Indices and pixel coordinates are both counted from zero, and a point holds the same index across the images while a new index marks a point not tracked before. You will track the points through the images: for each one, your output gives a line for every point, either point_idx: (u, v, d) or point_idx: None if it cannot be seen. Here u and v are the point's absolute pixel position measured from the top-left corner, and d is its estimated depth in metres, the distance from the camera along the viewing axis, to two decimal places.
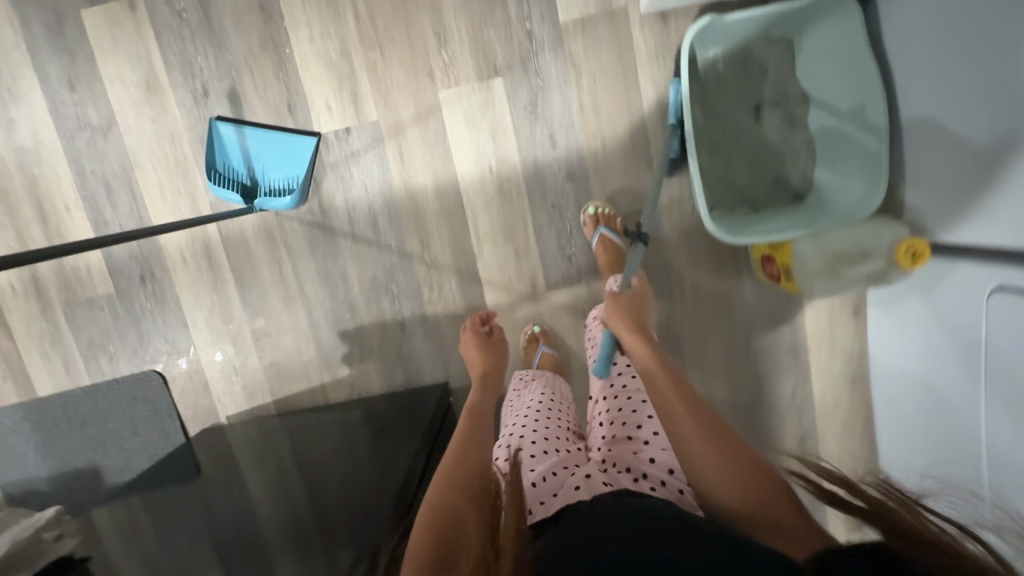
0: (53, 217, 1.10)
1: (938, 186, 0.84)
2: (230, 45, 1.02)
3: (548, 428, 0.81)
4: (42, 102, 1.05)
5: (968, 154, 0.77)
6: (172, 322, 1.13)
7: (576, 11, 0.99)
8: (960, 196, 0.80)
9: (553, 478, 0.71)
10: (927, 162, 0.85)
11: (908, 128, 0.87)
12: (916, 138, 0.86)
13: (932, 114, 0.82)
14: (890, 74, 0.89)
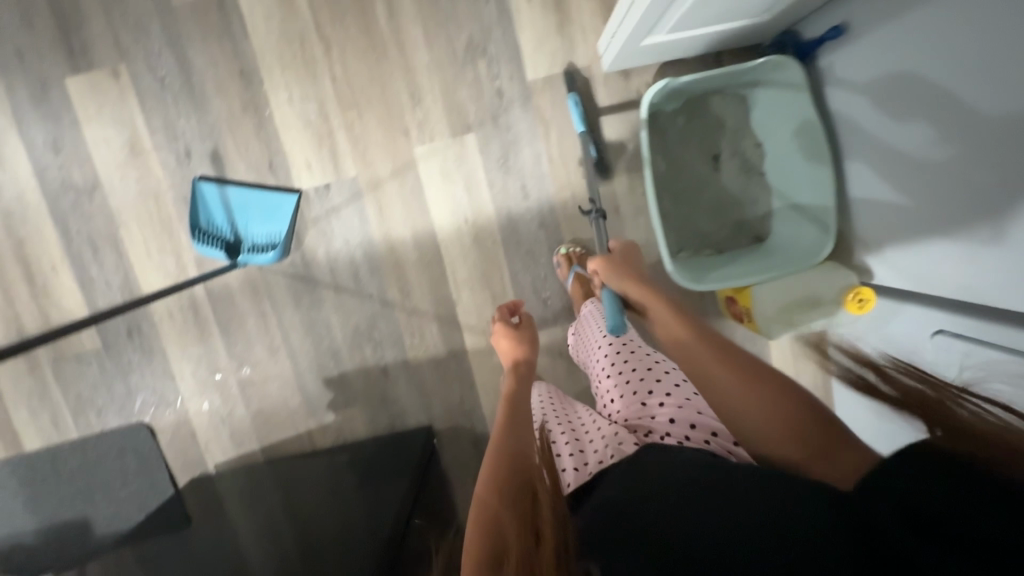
0: (40, 276, 1.12)
1: (939, 206, 0.78)
2: (212, 109, 1.06)
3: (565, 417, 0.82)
4: (28, 167, 1.08)
5: (972, 169, 0.72)
6: (159, 374, 1.16)
7: (542, 70, 1.05)
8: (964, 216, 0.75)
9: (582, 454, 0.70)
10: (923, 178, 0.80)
11: (893, 137, 0.83)
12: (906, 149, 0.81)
13: (921, 128, 0.77)
14: (840, 119, 0.94)
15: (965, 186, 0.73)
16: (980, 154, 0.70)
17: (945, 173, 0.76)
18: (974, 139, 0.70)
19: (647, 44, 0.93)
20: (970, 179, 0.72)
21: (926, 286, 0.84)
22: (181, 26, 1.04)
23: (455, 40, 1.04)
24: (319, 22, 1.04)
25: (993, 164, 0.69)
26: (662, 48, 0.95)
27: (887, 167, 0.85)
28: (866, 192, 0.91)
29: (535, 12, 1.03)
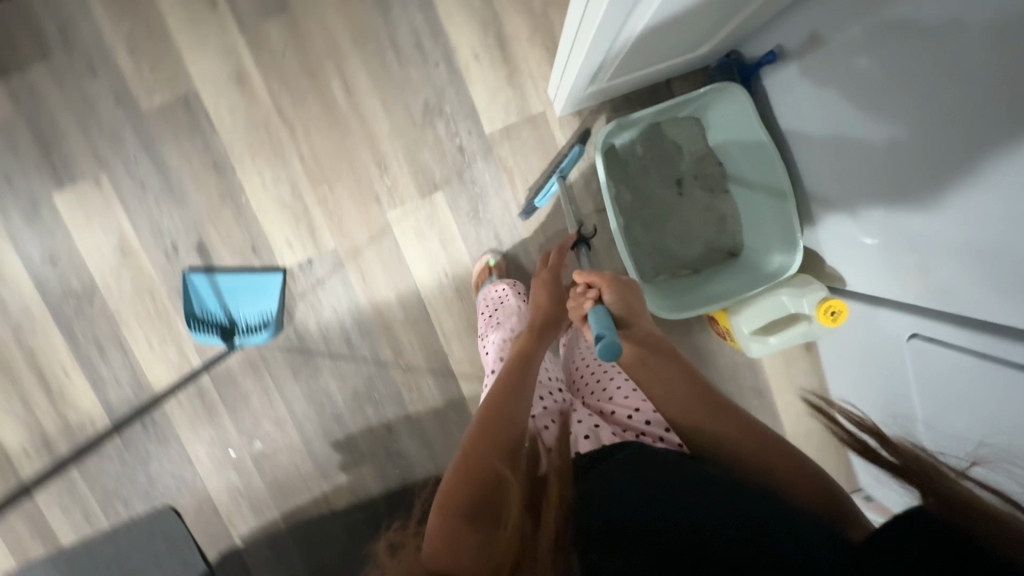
0: (54, 380, 1.18)
1: (921, 175, 0.73)
2: (192, 203, 1.11)
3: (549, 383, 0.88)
4: (30, 281, 1.14)
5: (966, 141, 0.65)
6: (177, 458, 1.21)
7: (498, 122, 1.08)
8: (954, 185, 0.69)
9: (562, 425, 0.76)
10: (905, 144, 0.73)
11: (878, 100, 0.75)
12: (891, 112, 0.74)
13: (911, 93, 0.70)
14: (791, 117, 0.95)
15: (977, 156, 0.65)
16: (985, 118, 0.62)
17: (952, 146, 0.67)
18: (977, 101, 0.63)
19: (595, 86, 0.96)
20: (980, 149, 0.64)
21: (920, 298, 0.80)
22: (152, 128, 1.09)
23: (411, 105, 1.07)
24: (281, 107, 1.08)
25: (996, 134, 0.62)
26: (610, 86, 0.98)
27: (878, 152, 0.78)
28: (853, 185, 0.85)
29: (485, 69, 1.06)
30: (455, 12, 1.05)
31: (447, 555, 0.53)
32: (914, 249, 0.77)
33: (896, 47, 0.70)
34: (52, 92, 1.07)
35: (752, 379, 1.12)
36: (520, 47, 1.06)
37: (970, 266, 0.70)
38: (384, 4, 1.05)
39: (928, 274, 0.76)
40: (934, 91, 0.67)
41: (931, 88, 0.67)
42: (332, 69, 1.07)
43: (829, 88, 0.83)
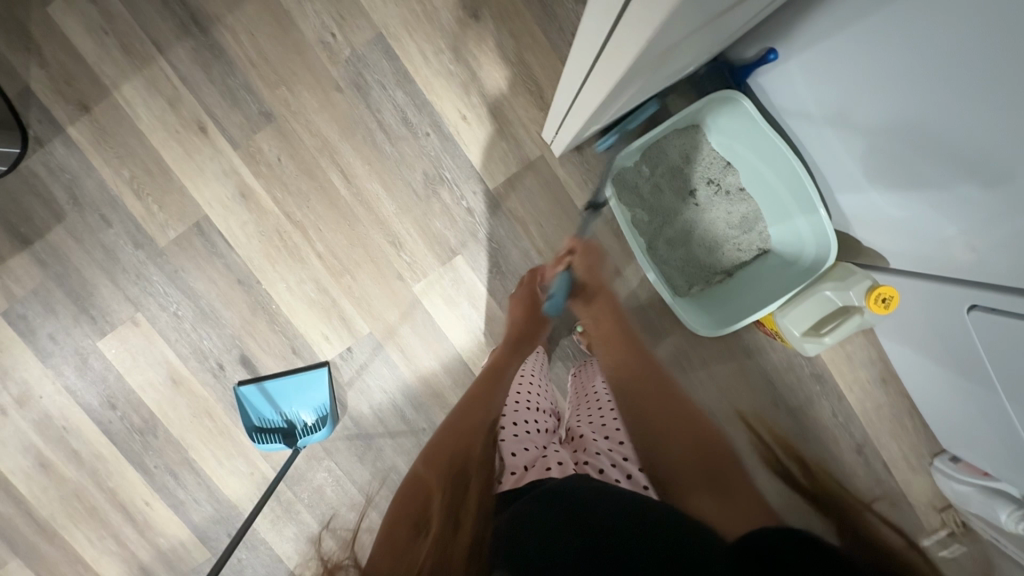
0: (139, 514, 1.22)
1: (909, 104, 0.73)
2: (226, 320, 1.14)
3: (531, 401, 0.78)
4: (95, 427, 1.19)
5: (955, 78, 0.65)
6: (268, 561, 1.24)
7: (500, 174, 1.08)
8: (942, 116, 0.70)
9: (528, 451, 0.66)
10: (893, 74, 0.73)
11: (868, 31, 0.73)
12: (882, 43, 0.72)
13: (902, 25, 0.68)
14: (774, 67, 0.93)
15: (953, 105, 0.68)
16: (936, 73, 0.67)
17: (918, 99, 0.71)
18: (955, 38, 0.63)
19: (597, 123, 0.95)
20: (945, 100, 0.68)
21: (912, 208, 0.82)
22: (174, 261, 1.12)
23: (411, 180, 1.08)
24: (288, 211, 1.10)
25: (989, 73, 0.62)
26: (611, 116, 0.96)
27: (875, 134, 0.81)
28: (837, 108, 0.85)
29: (474, 127, 1.07)
30: (433, 82, 1.06)
31: (387, 559, 0.50)
32: (951, 221, 0.77)
33: None
34: (75, 249, 1.12)
35: (808, 366, 1.10)
36: (503, 98, 1.06)
37: (1002, 211, 0.70)
38: (364, 90, 1.06)
39: (925, 181, 0.78)
40: (887, 67, 0.73)
41: (884, 63, 0.73)
42: (328, 164, 1.08)
43: (811, 92, 0.88)
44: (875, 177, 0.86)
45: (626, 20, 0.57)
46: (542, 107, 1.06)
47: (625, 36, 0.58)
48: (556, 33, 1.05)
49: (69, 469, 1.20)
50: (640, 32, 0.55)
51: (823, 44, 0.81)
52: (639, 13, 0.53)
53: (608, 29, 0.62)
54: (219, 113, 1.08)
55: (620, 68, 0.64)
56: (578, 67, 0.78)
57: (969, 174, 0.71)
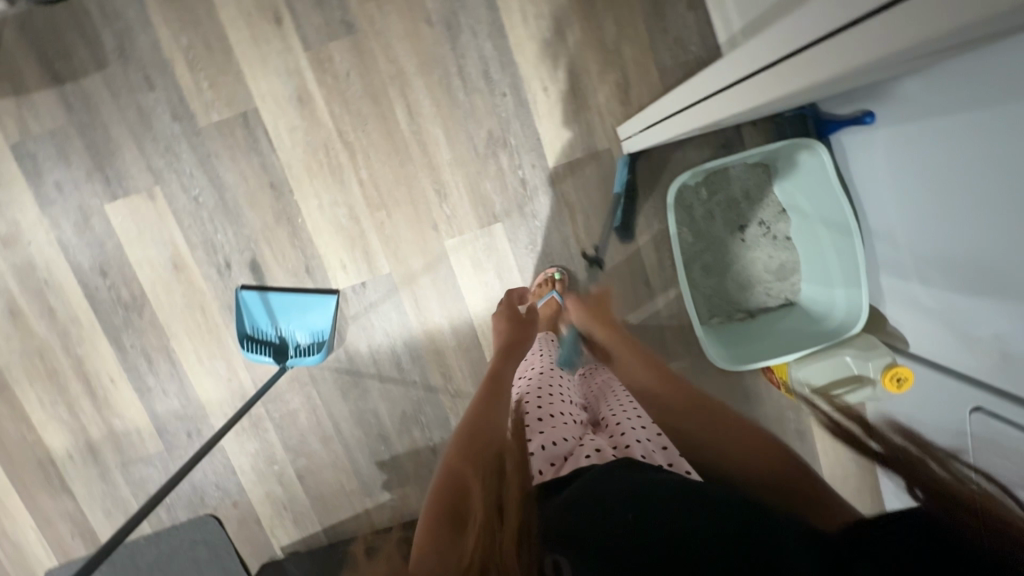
0: (101, 389, 1.18)
1: (956, 212, 0.78)
2: (247, 221, 1.10)
3: (554, 386, 0.78)
4: (78, 290, 1.13)
5: (999, 199, 0.71)
6: (221, 470, 1.22)
7: (564, 156, 1.07)
8: (983, 230, 0.75)
9: (562, 442, 0.65)
10: (947, 181, 0.78)
11: (934, 137, 0.78)
12: (944, 150, 0.77)
13: (961, 138, 0.73)
14: (856, 133, 0.95)
15: (1008, 225, 0.71)
16: (993, 186, 0.71)
17: (964, 211, 0.77)
18: (1005, 164, 0.68)
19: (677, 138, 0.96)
20: (1003, 216, 0.71)
21: (939, 308, 0.87)
22: (209, 144, 1.07)
23: (475, 135, 1.06)
24: (343, 131, 1.06)
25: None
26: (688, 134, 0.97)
27: (930, 228, 0.84)
28: (896, 198, 0.89)
29: (552, 102, 1.05)
30: (526, 45, 1.03)
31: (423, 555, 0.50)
32: (978, 326, 0.81)
33: (944, 98, 0.73)
34: (107, 104, 1.06)
35: (796, 421, 1.13)
36: (589, 83, 1.04)
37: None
38: (454, 31, 1.03)
39: (954, 288, 0.83)
40: (957, 171, 0.76)
41: (955, 167, 0.76)
42: (396, 95, 1.05)
43: (885, 168, 0.90)
44: (919, 268, 0.89)
45: (754, 81, 0.60)
46: (624, 102, 1.05)
47: (758, 87, 0.60)
48: (659, 33, 1.03)
49: (39, 325, 1.15)
50: (771, 89, 0.58)
51: (903, 131, 0.84)
52: (772, 76, 0.56)
53: (736, 79, 0.65)
54: (299, 7, 1.02)
55: (741, 110, 0.67)
56: (691, 88, 0.79)
57: (1003, 290, 0.75)
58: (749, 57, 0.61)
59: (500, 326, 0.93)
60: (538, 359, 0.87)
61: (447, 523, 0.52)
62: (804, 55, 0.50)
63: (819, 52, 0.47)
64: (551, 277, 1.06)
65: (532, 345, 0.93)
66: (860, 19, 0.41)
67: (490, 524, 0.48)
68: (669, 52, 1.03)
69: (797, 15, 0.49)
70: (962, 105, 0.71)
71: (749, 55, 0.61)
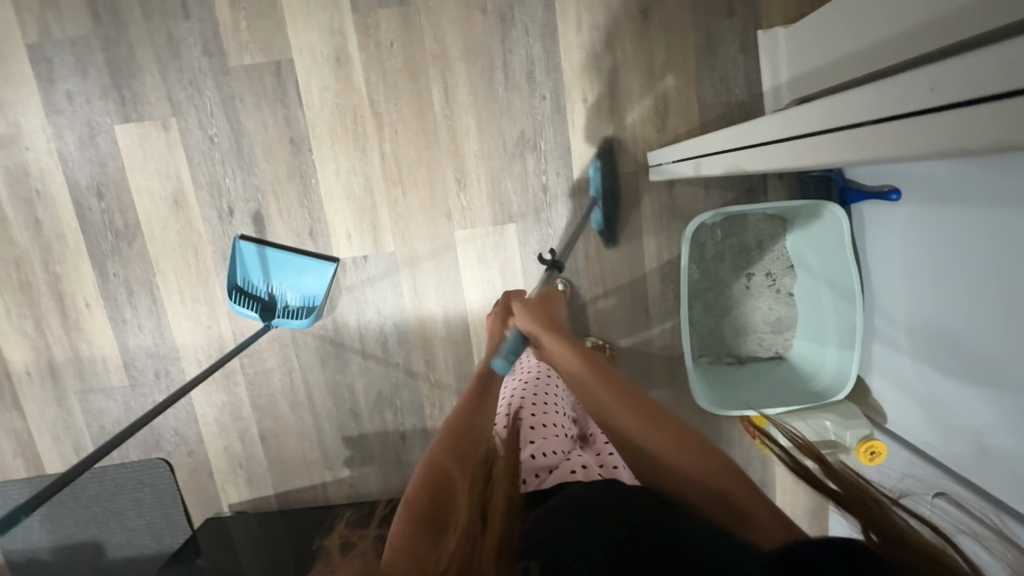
0: (74, 313, 1.14)
1: (959, 298, 0.80)
2: (259, 171, 1.07)
3: (545, 398, 0.78)
4: (69, 207, 1.09)
5: (1005, 294, 0.72)
6: (183, 416, 1.20)
7: (589, 170, 1.06)
8: (982, 320, 0.76)
9: (550, 454, 0.66)
10: (953, 268, 0.80)
11: (948, 223, 0.79)
12: (955, 237, 0.79)
13: (975, 229, 0.75)
14: (871, 204, 0.96)
15: (1009, 324, 0.72)
16: (1001, 280, 0.73)
17: (966, 299, 0.78)
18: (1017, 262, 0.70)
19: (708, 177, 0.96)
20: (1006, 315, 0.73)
21: (924, 388, 0.89)
22: (235, 86, 1.04)
23: (506, 132, 1.05)
24: (375, 100, 1.04)
25: None
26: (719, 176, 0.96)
27: (930, 313, 0.85)
28: (898, 275, 0.91)
29: (589, 115, 1.04)
30: (574, 53, 1.02)
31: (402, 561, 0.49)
32: (961, 417, 0.82)
33: (964, 186, 0.75)
34: (137, 24, 1.02)
35: (760, 471, 1.15)
36: (629, 103, 1.04)
37: (1009, 429, 0.75)
38: (506, 25, 1.02)
39: (942, 370, 0.85)
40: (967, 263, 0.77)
41: (966, 259, 0.77)
42: (435, 75, 1.03)
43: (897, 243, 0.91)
44: (912, 347, 0.90)
45: (790, 145, 0.61)
46: (659, 129, 1.04)
47: (791, 151, 0.61)
48: (707, 68, 1.01)
49: (22, 234, 1.11)
50: (806, 157, 0.59)
51: (915, 213, 0.85)
52: (809, 145, 0.58)
53: (772, 138, 0.66)
54: None
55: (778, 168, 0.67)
56: (722, 136, 0.79)
57: (992, 386, 0.76)
58: (788, 122, 0.61)
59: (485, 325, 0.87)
60: (531, 368, 0.86)
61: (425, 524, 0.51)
62: (846, 134, 0.51)
63: (858, 135, 0.49)
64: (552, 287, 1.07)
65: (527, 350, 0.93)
66: (909, 119, 0.42)
67: (471, 528, 0.47)
68: (712, 89, 1.02)
69: (840, 97, 0.51)
70: (987, 200, 0.72)
71: (786, 120, 0.62)
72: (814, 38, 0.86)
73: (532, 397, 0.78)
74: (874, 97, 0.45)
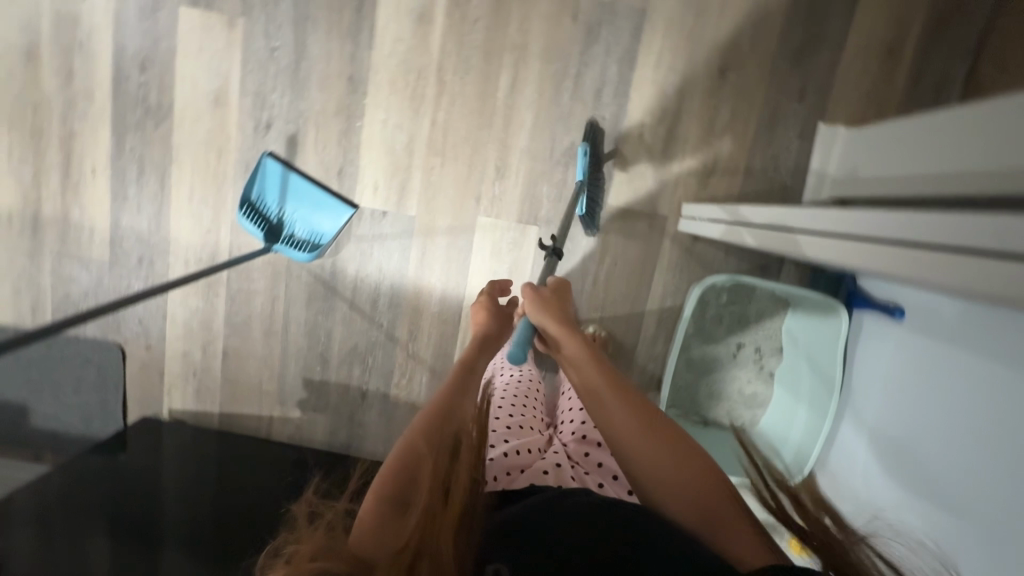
0: (77, 174, 1.11)
1: (924, 419, 0.84)
2: (308, 97, 1.06)
3: (520, 401, 0.81)
4: (107, 70, 1.07)
5: (966, 428, 0.77)
6: (152, 309, 1.17)
7: (623, 200, 1.08)
8: (938, 447, 0.81)
9: (523, 454, 0.70)
10: (925, 389, 0.84)
11: (934, 350, 0.84)
12: (937, 365, 0.83)
13: (957, 364, 0.79)
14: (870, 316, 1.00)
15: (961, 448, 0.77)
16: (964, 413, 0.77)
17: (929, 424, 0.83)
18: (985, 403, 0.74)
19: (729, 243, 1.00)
20: (963, 450, 0.77)
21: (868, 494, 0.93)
22: (313, 8, 1.03)
23: (558, 140, 1.06)
24: (443, 67, 1.04)
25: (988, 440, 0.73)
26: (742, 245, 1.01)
27: (894, 426, 0.90)
28: (876, 382, 0.96)
29: (640, 149, 1.06)
30: (646, 86, 1.04)
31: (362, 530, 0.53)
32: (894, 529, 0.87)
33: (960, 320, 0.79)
34: None
35: None
36: (682, 150, 1.05)
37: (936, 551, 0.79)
38: (591, 38, 1.03)
39: (888, 481, 0.89)
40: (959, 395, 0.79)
41: (953, 385, 0.80)
42: (508, 63, 1.04)
43: (889, 351, 0.94)
44: (870, 446, 0.94)
45: (836, 242, 0.62)
46: (701, 183, 1.06)
47: (837, 247, 0.62)
48: (763, 142, 1.04)
49: (52, 81, 1.08)
50: (851, 258, 0.59)
51: (907, 331, 0.90)
52: (857, 248, 0.58)
53: (816, 229, 0.67)
54: None
55: (809, 256, 0.69)
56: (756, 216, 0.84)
57: (930, 506, 0.80)
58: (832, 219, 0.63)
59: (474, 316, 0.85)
60: (515, 369, 0.88)
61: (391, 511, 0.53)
62: (898, 247, 0.51)
63: (907, 255, 0.49)
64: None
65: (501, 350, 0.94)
66: (953, 254, 0.44)
67: (429, 508, 0.52)
68: (761, 163, 1.04)
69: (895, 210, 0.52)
70: (991, 346, 0.74)
71: (837, 216, 0.63)
72: (876, 151, 0.88)
73: (509, 398, 0.80)
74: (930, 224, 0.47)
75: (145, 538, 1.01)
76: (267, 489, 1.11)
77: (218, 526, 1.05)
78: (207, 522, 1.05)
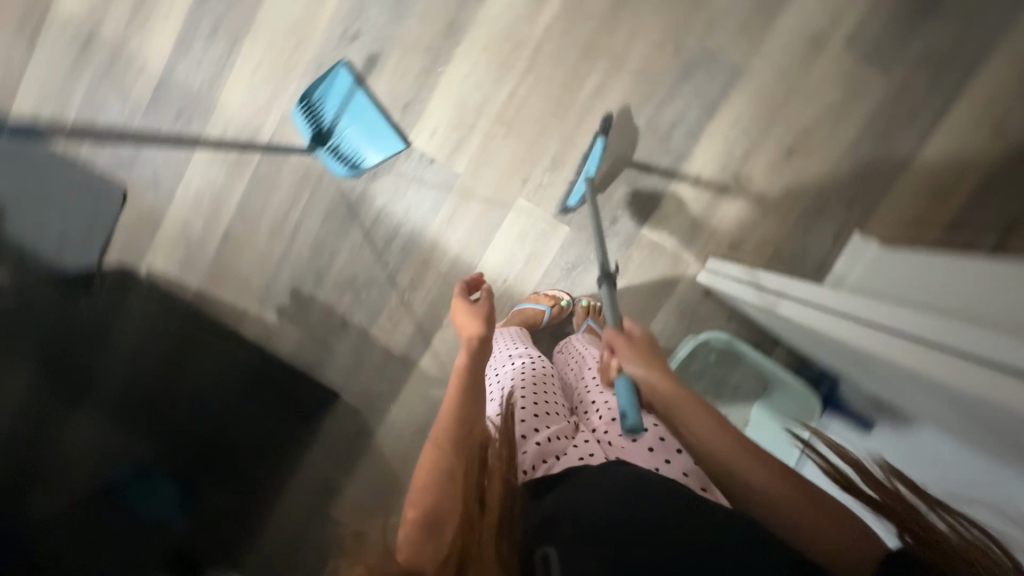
0: (149, 9, 1.09)
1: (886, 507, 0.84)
2: (403, 26, 1.07)
3: (531, 388, 0.80)
4: None
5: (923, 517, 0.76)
6: (171, 166, 1.16)
7: (657, 234, 1.10)
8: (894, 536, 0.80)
9: (555, 442, 0.70)
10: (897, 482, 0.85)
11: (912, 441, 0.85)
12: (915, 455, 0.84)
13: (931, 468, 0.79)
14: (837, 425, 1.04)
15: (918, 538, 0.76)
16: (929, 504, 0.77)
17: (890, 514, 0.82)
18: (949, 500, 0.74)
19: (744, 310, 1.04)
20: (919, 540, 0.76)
21: None
22: None
23: (618, 156, 1.09)
24: (540, 48, 1.06)
25: None
26: (751, 315, 1.05)
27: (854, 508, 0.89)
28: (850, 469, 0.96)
29: (689, 194, 1.09)
30: (717, 139, 1.07)
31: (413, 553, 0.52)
32: None
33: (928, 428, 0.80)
34: None
35: None
36: (726, 209, 1.09)
37: None
38: (685, 76, 1.05)
39: None
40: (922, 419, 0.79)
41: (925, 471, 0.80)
42: (601, 69, 1.06)
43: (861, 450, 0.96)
44: None
45: (887, 338, 0.66)
46: (732, 247, 1.10)
47: (885, 341, 0.66)
48: (801, 231, 1.08)
49: None
50: (895, 353, 0.63)
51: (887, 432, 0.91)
52: (907, 347, 0.62)
53: (867, 320, 0.71)
54: None
55: (841, 340, 0.73)
56: (806, 291, 0.85)
57: None
58: (875, 308, 0.71)
59: (461, 319, 0.85)
60: (524, 359, 0.89)
61: (425, 527, 0.54)
62: (965, 360, 0.55)
63: (979, 368, 0.53)
64: (558, 299, 1.08)
65: (501, 341, 0.97)
66: None
67: (467, 515, 0.50)
68: (792, 248, 1.09)
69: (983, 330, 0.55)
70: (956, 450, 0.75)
71: (899, 315, 0.67)
72: (890, 274, 0.93)
73: (523, 387, 0.80)
74: (977, 341, 0.55)
75: (76, 388, 0.93)
76: (214, 372, 1.07)
77: (149, 406, 0.99)
78: (143, 399, 0.99)
